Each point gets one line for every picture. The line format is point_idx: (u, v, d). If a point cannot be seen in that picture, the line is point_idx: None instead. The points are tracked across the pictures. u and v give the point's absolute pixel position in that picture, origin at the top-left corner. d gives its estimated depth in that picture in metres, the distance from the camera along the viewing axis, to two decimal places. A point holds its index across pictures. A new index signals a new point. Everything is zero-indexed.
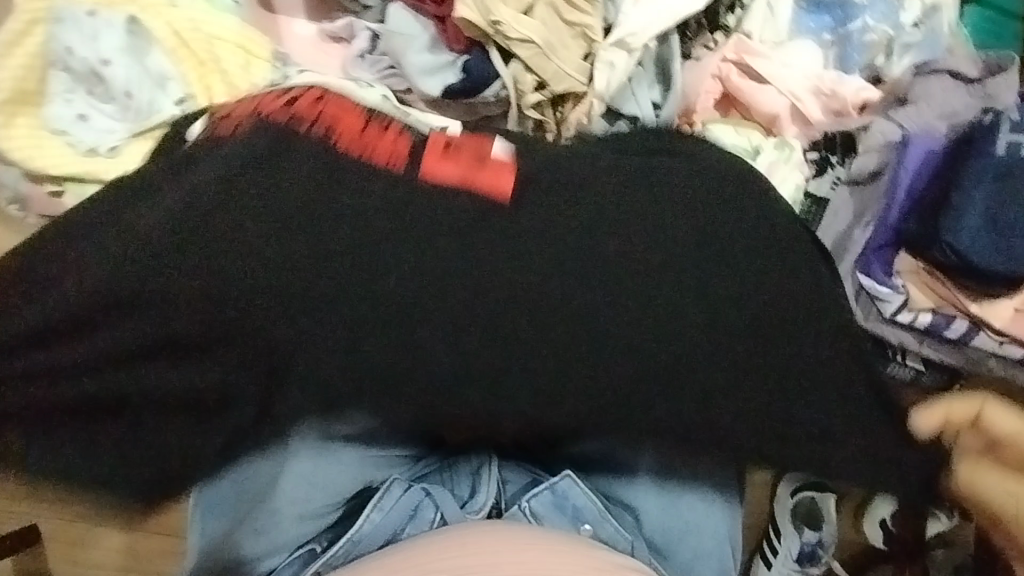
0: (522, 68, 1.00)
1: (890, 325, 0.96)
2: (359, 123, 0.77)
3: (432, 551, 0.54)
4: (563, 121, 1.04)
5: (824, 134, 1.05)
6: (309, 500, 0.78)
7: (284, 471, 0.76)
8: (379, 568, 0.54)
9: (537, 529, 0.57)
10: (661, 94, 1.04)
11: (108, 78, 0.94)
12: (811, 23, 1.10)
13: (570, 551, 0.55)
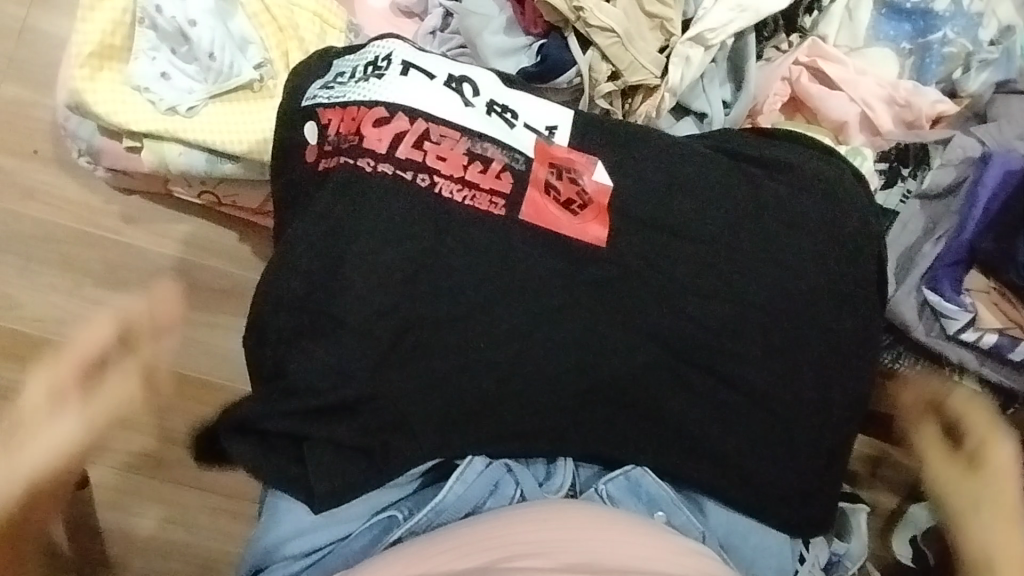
0: (599, 56, 0.99)
1: (953, 343, 0.95)
2: (443, 144, 0.65)
3: (516, 525, 0.56)
4: (632, 112, 1.03)
5: (895, 145, 1.02)
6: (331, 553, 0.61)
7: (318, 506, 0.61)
8: (464, 538, 0.55)
9: (614, 514, 0.58)
10: (733, 93, 1.04)
11: (192, 39, 0.95)
12: (890, 31, 1.07)
13: (648, 535, 0.57)
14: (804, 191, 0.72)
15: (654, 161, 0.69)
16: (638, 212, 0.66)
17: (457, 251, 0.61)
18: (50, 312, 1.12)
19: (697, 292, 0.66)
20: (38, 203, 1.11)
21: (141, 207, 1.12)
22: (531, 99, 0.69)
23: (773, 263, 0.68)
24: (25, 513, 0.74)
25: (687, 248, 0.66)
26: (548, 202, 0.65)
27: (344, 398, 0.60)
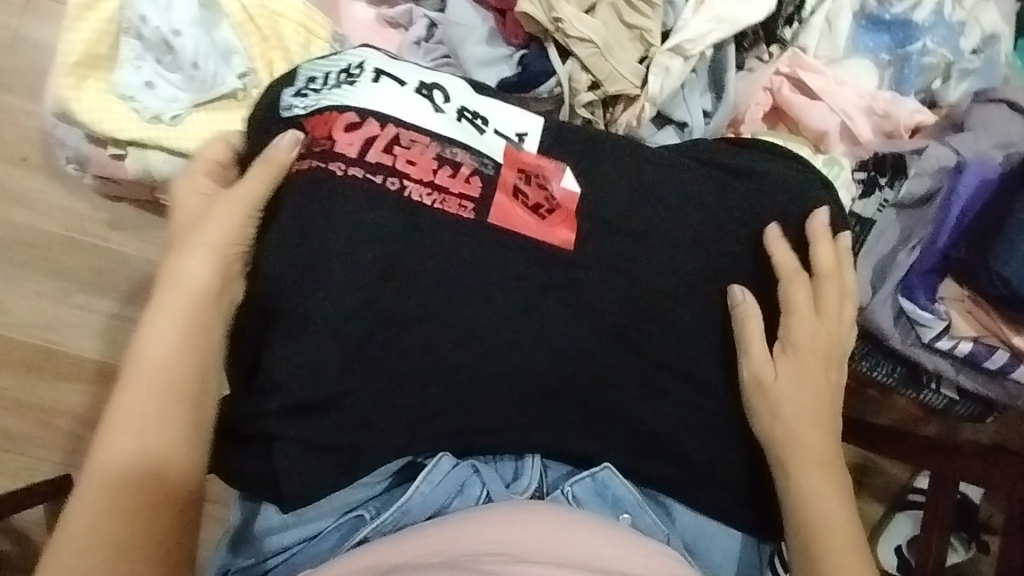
0: (579, 67, 1.00)
1: (929, 351, 0.96)
2: (419, 148, 0.65)
3: (484, 526, 0.56)
4: (614, 121, 1.04)
5: (874, 155, 1.03)
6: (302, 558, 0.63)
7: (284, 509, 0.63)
8: (429, 535, 0.55)
9: (583, 517, 0.58)
10: (713, 102, 1.05)
11: (176, 48, 0.97)
12: (869, 43, 1.09)
13: (616, 537, 0.57)
14: (773, 200, 0.74)
15: (625, 168, 0.70)
16: (609, 217, 0.67)
17: (430, 253, 0.62)
18: (38, 318, 1.13)
19: (666, 296, 0.67)
20: (26, 209, 1.12)
21: (128, 213, 1.13)
22: (501, 106, 0.71)
23: (735, 273, 0.71)
24: (161, 411, 0.58)
25: (657, 252, 0.67)
26: (520, 205, 0.66)
27: (316, 397, 0.60)
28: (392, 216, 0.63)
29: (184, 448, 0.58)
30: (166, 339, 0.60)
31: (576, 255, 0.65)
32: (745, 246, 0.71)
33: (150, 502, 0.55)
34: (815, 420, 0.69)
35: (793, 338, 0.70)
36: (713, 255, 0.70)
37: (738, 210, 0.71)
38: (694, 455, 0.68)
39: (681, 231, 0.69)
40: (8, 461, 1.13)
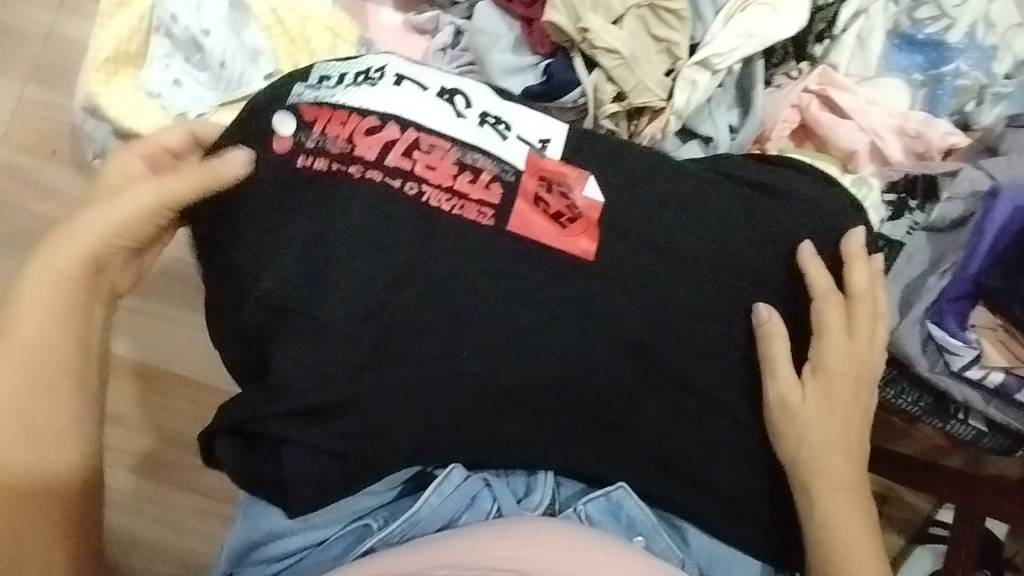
0: (605, 78, 0.99)
1: (956, 379, 0.93)
2: (438, 153, 0.65)
3: (491, 541, 0.54)
4: (638, 133, 1.03)
5: (905, 176, 1.01)
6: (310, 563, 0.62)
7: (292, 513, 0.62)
8: (434, 549, 0.53)
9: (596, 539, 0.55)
10: (739, 118, 1.04)
11: (205, 48, 0.97)
12: (901, 62, 1.06)
13: (631, 563, 0.54)
14: (800, 219, 0.72)
15: (647, 181, 0.68)
16: (631, 231, 0.66)
17: (447, 261, 0.61)
18: None
19: (685, 313, 0.65)
20: (51, 202, 1.13)
21: None
22: (524, 111, 0.70)
23: (761, 292, 0.68)
24: (34, 396, 0.62)
25: (677, 269, 0.66)
26: (542, 214, 0.64)
27: (326, 401, 0.59)
28: (410, 222, 0.62)
29: (70, 429, 0.63)
30: (46, 325, 0.64)
31: (595, 268, 0.64)
32: (770, 264, 0.69)
33: (44, 492, 0.62)
34: (844, 448, 0.67)
35: (825, 361, 0.68)
36: (738, 272, 0.68)
37: (764, 227, 0.70)
38: (711, 479, 0.66)
39: (705, 246, 0.67)
40: None
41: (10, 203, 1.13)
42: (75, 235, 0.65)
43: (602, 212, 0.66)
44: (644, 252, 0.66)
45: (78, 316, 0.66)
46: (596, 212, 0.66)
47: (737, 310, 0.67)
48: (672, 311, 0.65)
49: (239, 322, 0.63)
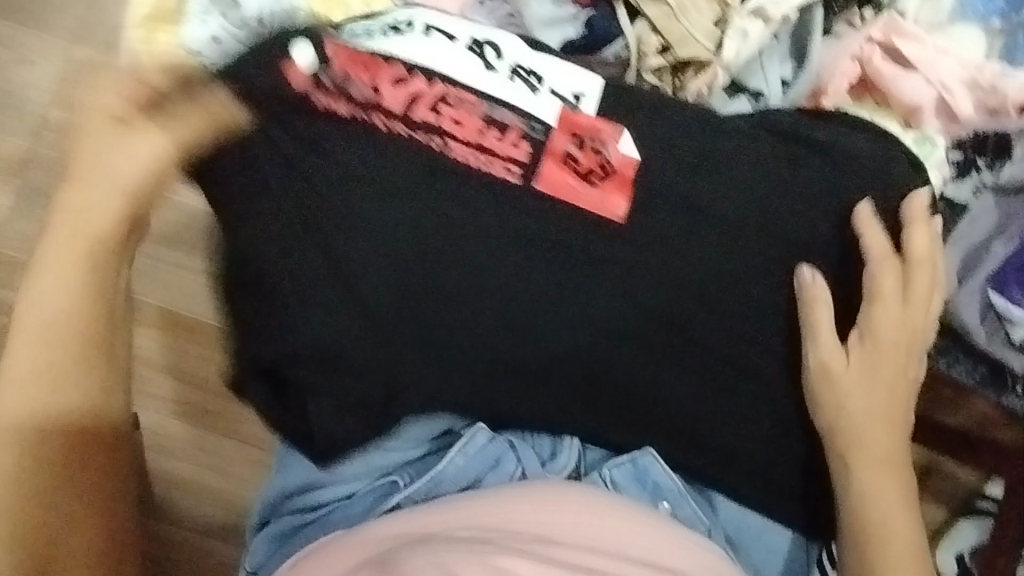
0: (648, 28, 0.96)
1: (1015, 350, 0.89)
2: (467, 106, 0.63)
3: (516, 503, 0.54)
4: (683, 89, 0.96)
5: (975, 134, 0.94)
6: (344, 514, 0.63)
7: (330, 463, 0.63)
8: (455, 509, 0.54)
9: (621, 504, 0.56)
10: (794, 72, 0.97)
11: (244, 6, 0.98)
12: (978, 7, 0.97)
13: (655, 529, 0.54)
14: (851, 179, 0.67)
15: (686, 138, 0.65)
16: (669, 191, 0.63)
17: (475, 221, 0.59)
18: None
19: (722, 278, 0.63)
20: None
21: None
22: (557, 63, 0.67)
23: (802, 255, 0.65)
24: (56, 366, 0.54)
25: (717, 232, 0.63)
26: (574, 173, 0.62)
27: (350, 368, 0.58)
28: (437, 179, 0.60)
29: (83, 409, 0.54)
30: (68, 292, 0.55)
31: (630, 229, 0.62)
32: (815, 227, 0.65)
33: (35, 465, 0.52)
34: (883, 415, 0.65)
35: (872, 328, 0.66)
36: (776, 232, 0.64)
37: (808, 185, 0.66)
38: (744, 447, 0.64)
39: (742, 205, 0.64)
40: None
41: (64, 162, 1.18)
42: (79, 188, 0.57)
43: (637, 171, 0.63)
44: (676, 211, 0.63)
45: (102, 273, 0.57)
46: (630, 171, 0.63)
47: (774, 272, 0.64)
48: (704, 273, 0.63)
49: (244, 275, 0.59)
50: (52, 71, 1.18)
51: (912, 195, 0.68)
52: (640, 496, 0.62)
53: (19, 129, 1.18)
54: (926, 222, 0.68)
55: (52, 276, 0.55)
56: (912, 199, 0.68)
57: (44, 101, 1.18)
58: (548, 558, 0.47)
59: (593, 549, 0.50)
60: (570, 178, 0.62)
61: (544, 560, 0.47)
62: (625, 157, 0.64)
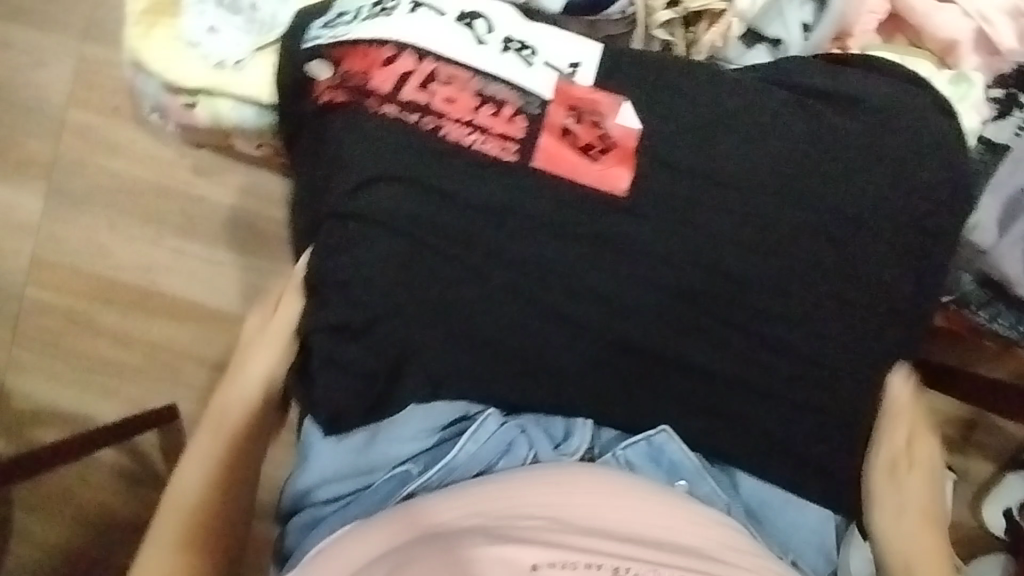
0: None
1: None
2: (459, 86, 0.61)
3: (525, 488, 0.53)
4: (696, 43, 0.91)
5: (1017, 67, 0.87)
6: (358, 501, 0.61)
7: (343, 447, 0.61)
8: (464, 496, 0.53)
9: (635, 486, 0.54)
10: (815, 14, 0.89)
11: None
12: None
13: (670, 510, 0.53)
14: (873, 133, 0.63)
15: (691, 101, 0.62)
16: (672, 158, 0.61)
17: (469, 202, 0.59)
18: (138, 259, 1.22)
19: (734, 247, 0.60)
20: (122, 158, 1.20)
21: (212, 161, 1.20)
22: (552, 33, 0.64)
23: (823, 215, 0.61)
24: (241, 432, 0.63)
25: (725, 198, 0.60)
26: (571, 145, 0.61)
27: (357, 353, 0.59)
28: (434, 161, 0.59)
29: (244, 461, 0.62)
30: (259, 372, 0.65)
31: (630, 200, 0.60)
32: (837, 183, 0.61)
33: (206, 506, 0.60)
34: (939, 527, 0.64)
35: (927, 445, 0.66)
36: (793, 193, 0.61)
37: (825, 139, 0.62)
38: (765, 421, 0.62)
39: (755, 165, 0.61)
40: (122, 387, 1.25)
41: (86, 162, 1.21)
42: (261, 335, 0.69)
43: (636, 139, 0.61)
44: (685, 177, 0.60)
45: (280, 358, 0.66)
46: (627, 137, 0.61)
47: (793, 234, 0.61)
48: (717, 241, 0.60)
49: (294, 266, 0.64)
50: (65, 73, 1.19)
51: (939, 142, 0.64)
52: (655, 475, 0.60)
53: (41, 133, 1.21)
54: (956, 170, 0.64)
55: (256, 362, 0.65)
56: (939, 146, 0.64)
57: (61, 103, 1.20)
58: (550, 547, 0.48)
59: (603, 534, 0.50)
60: (571, 155, 0.60)
61: (544, 550, 0.47)
62: (627, 127, 0.61)
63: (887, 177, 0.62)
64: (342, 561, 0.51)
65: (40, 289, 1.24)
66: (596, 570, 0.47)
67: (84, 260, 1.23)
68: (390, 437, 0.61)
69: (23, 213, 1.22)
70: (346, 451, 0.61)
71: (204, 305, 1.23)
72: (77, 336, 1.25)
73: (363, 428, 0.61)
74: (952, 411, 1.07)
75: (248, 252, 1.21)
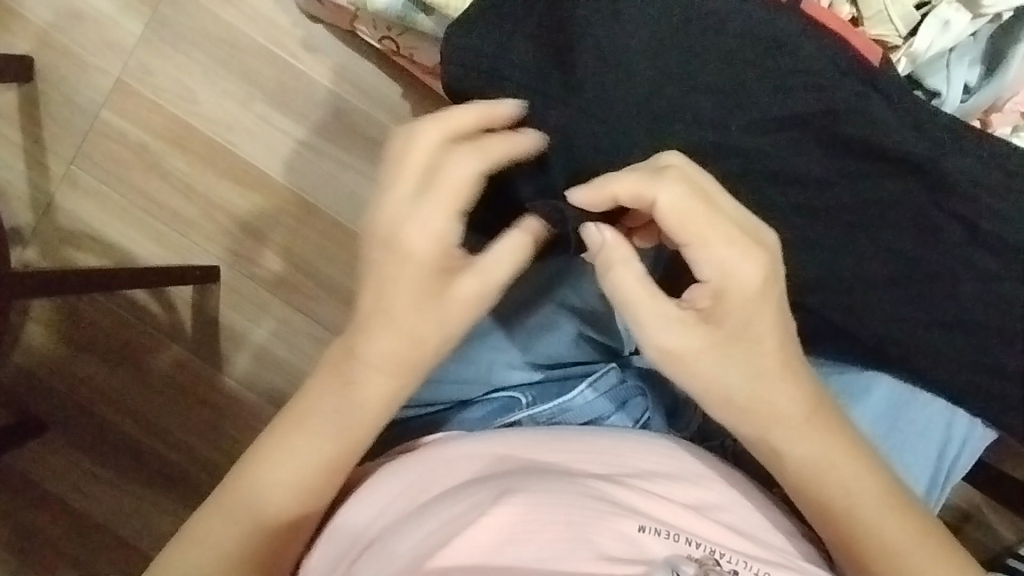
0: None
1: None
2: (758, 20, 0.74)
3: (623, 444, 0.56)
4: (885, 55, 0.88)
5: None
6: (473, 419, 0.64)
7: (472, 367, 0.65)
8: (544, 433, 0.57)
9: (708, 467, 0.56)
10: (979, 79, 0.86)
11: None
12: None
13: (733, 495, 0.55)
14: (1012, 181, 0.64)
15: (856, 102, 0.65)
16: (800, 157, 0.66)
17: (609, 140, 0.65)
18: (222, 116, 1.22)
19: (841, 252, 0.66)
20: (235, 9, 1.20)
21: (323, 38, 1.20)
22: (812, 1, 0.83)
23: (943, 271, 0.65)
24: (351, 412, 0.57)
25: (845, 235, 0.66)
26: (714, 104, 0.66)
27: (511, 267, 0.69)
28: (593, 96, 0.66)
29: (343, 431, 0.57)
30: (396, 344, 0.56)
31: (755, 180, 0.66)
32: (959, 239, 0.64)
33: (283, 487, 0.57)
34: (756, 376, 0.54)
35: (688, 222, 0.50)
36: (911, 233, 0.65)
37: (966, 192, 0.64)
38: None
39: (881, 207, 0.65)
40: (171, 238, 1.24)
41: (197, 3, 1.20)
42: (437, 202, 0.54)
43: (802, 121, 0.65)
44: (817, 206, 0.66)
45: (420, 311, 0.55)
46: (799, 111, 0.65)
47: (898, 276, 0.65)
48: (826, 266, 0.65)
49: None
50: None
51: None
52: (754, 474, 0.63)
53: None
54: None
55: (447, 318, 0.56)
56: None
57: None
58: (649, 517, 0.49)
59: (677, 504, 0.52)
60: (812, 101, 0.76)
61: (648, 518, 0.48)
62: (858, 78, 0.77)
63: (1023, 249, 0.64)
64: (446, 472, 0.53)
65: (117, 116, 1.23)
66: (694, 548, 0.48)
67: (170, 100, 1.22)
68: (503, 360, 0.65)
69: (118, 33, 1.21)
70: (473, 372, 0.65)
71: (267, 176, 1.22)
72: (141, 175, 1.24)
73: (486, 349, 0.66)
74: (954, 496, 1.07)
75: (324, 135, 1.21)
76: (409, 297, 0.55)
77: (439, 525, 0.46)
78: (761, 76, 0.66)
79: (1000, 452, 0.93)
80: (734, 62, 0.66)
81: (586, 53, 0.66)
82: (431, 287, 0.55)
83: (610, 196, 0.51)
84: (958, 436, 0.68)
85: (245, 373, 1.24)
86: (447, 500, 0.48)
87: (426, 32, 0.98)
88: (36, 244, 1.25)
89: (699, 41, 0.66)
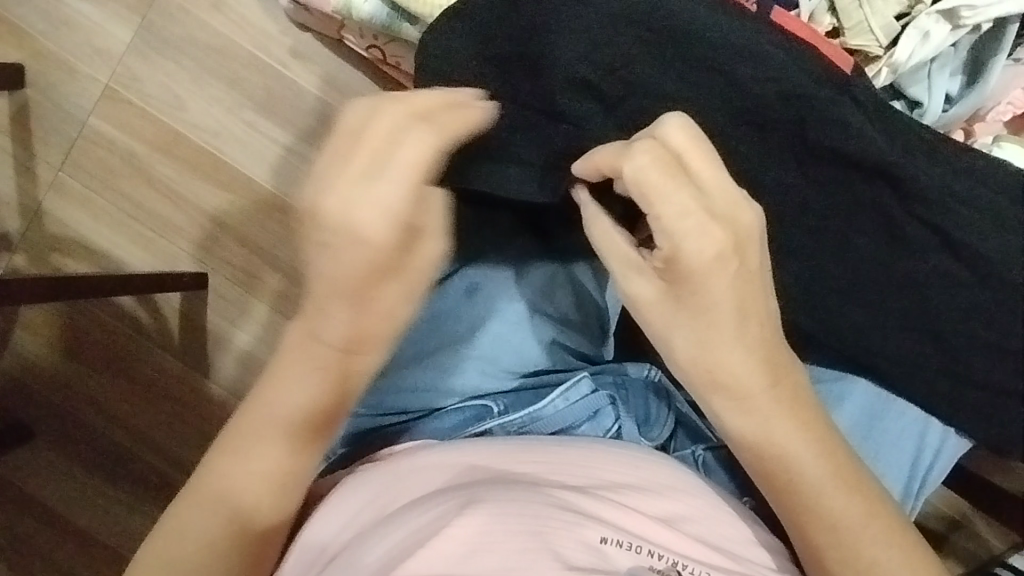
0: (824, 7, 0.86)
1: None
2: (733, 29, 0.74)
3: (594, 453, 0.56)
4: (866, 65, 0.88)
5: None
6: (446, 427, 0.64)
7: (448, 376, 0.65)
8: (516, 442, 0.57)
9: (679, 476, 0.56)
10: (961, 88, 0.87)
11: None
12: None
13: (704, 503, 0.55)
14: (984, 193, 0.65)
15: (830, 111, 0.65)
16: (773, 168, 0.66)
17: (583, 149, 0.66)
18: (210, 123, 1.22)
19: (813, 261, 0.66)
20: (224, 16, 1.21)
21: (311, 46, 1.21)
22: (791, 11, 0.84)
23: (917, 282, 0.65)
24: (310, 401, 0.56)
25: (816, 244, 0.66)
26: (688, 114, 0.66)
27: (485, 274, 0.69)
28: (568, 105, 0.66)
29: (302, 422, 0.57)
30: (347, 320, 0.54)
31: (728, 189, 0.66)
32: (934, 249, 0.65)
33: (239, 498, 0.56)
34: (704, 336, 0.55)
35: (657, 189, 0.51)
36: (884, 244, 0.65)
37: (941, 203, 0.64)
38: None
39: (854, 216, 0.66)
40: (158, 244, 1.24)
41: (187, 11, 1.21)
42: (392, 167, 0.51)
43: (774, 131, 0.66)
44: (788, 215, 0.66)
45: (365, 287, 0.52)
46: (771, 119, 0.66)
47: (871, 285, 0.66)
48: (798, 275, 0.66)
49: None
50: None
51: None
52: (726, 484, 0.63)
53: None
54: None
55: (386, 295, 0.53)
56: None
57: None
58: (615, 527, 0.49)
59: (644, 514, 0.52)
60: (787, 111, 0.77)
61: (613, 528, 0.49)
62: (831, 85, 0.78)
63: (997, 260, 0.63)
64: (415, 482, 0.53)
65: (105, 122, 1.23)
66: (656, 559, 0.49)
67: (159, 107, 1.23)
68: (478, 368, 0.66)
69: (108, 40, 1.22)
70: (449, 380, 0.65)
71: (255, 183, 1.23)
72: (128, 182, 1.24)
73: (461, 358, 0.66)
74: (940, 504, 1.07)
75: (312, 143, 1.22)
76: (340, 267, 0.51)
77: (403, 534, 0.46)
78: (734, 86, 0.66)
79: (983, 459, 0.93)
80: (707, 73, 0.67)
81: (558, 60, 0.67)
82: (360, 257, 0.51)
83: (594, 168, 0.55)
84: (932, 448, 0.69)
85: (232, 380, 1.24)
86: (411, 509, 0.48)
87: (411, 41, 0.98)
88: (23, 250, 1.24)
89: (673, 52, 0.67)
